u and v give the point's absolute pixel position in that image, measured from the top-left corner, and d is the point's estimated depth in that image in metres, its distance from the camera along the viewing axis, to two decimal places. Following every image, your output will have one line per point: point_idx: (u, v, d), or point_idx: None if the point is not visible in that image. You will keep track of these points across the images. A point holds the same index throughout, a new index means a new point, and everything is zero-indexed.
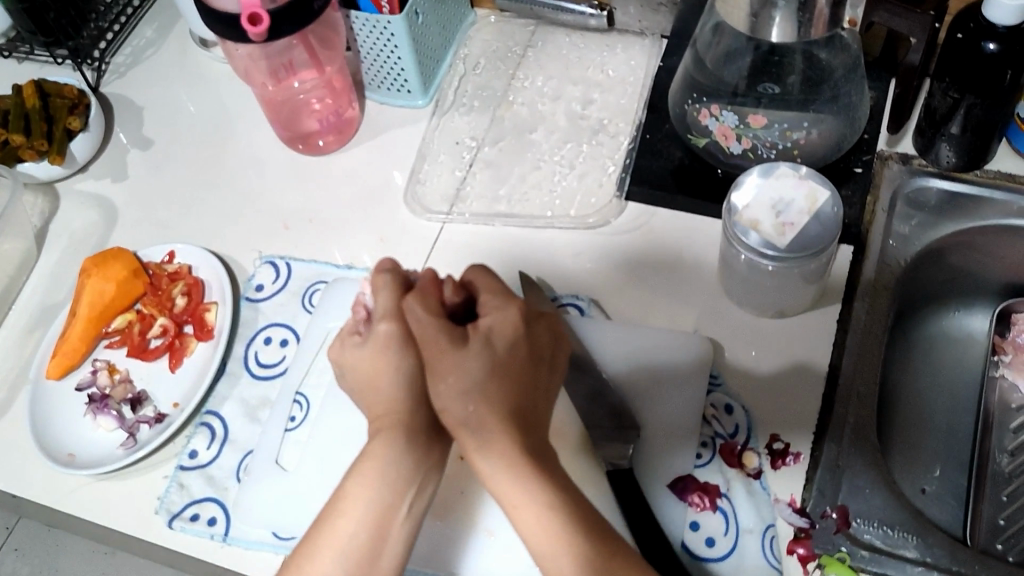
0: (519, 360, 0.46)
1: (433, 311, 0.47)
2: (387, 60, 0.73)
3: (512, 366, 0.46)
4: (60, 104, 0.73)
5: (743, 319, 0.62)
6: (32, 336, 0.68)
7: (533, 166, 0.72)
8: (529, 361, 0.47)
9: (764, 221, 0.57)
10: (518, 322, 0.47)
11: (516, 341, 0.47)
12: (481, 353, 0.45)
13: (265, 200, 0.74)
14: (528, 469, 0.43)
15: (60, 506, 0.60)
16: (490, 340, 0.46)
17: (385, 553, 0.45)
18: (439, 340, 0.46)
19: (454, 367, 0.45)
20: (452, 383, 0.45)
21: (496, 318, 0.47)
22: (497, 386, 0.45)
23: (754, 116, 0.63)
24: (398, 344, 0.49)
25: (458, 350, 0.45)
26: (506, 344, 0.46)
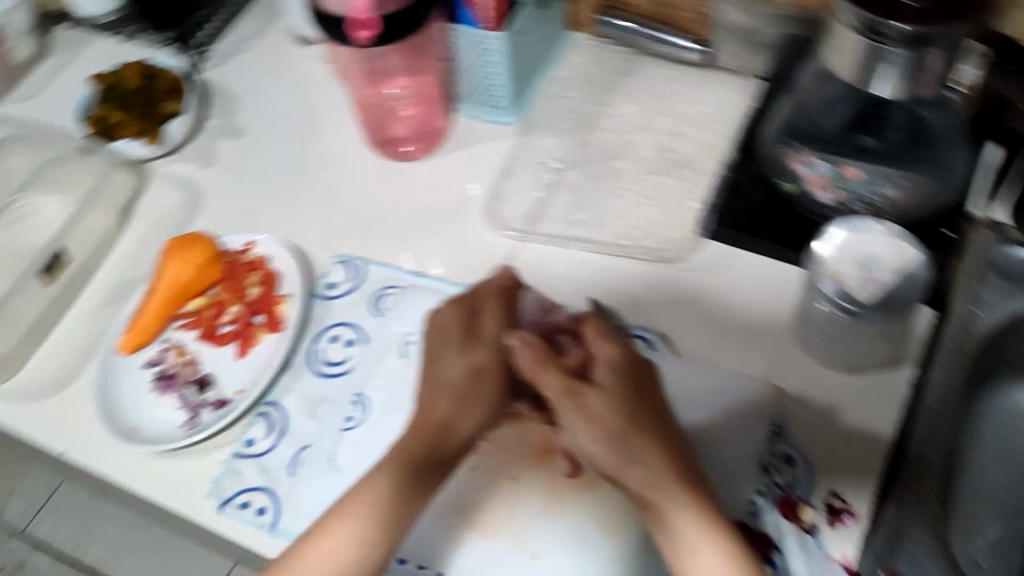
0: (630, 388, 0.51)
1: (543, 357, 0.51)
2: (482, 75, 0.74)
3: (627, 396, 0.50)
4: (160, 86, 0.76)
5: (815, 372, 0.61)
6: (108, 309, 0.69)
7: (615, 194, 0.72)
8: (637, 387, 0.51)
9: (849, 274, 0.57)
10: (619, 350, 0.52)
11: (621, 367, 0.51)
12: (599, 385, 0.50)
13: (346, 200, 0.74)
14: (667, 489, 0.48)
15: (117, 477, 0.61)
16: (601, 371, 0.51)
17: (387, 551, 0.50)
18: (580, 391, 0.50)
19: (580, 408, 0.50)
20: (578, 422, 0.50)
21: (599, 345, 0.52)
22: (620, 413, 0.49)
23: (846, 167, 0.63)
24: (484, 376, 0.54)
25: (586, 390, 0.50)
26: (614, 374, 0.51)
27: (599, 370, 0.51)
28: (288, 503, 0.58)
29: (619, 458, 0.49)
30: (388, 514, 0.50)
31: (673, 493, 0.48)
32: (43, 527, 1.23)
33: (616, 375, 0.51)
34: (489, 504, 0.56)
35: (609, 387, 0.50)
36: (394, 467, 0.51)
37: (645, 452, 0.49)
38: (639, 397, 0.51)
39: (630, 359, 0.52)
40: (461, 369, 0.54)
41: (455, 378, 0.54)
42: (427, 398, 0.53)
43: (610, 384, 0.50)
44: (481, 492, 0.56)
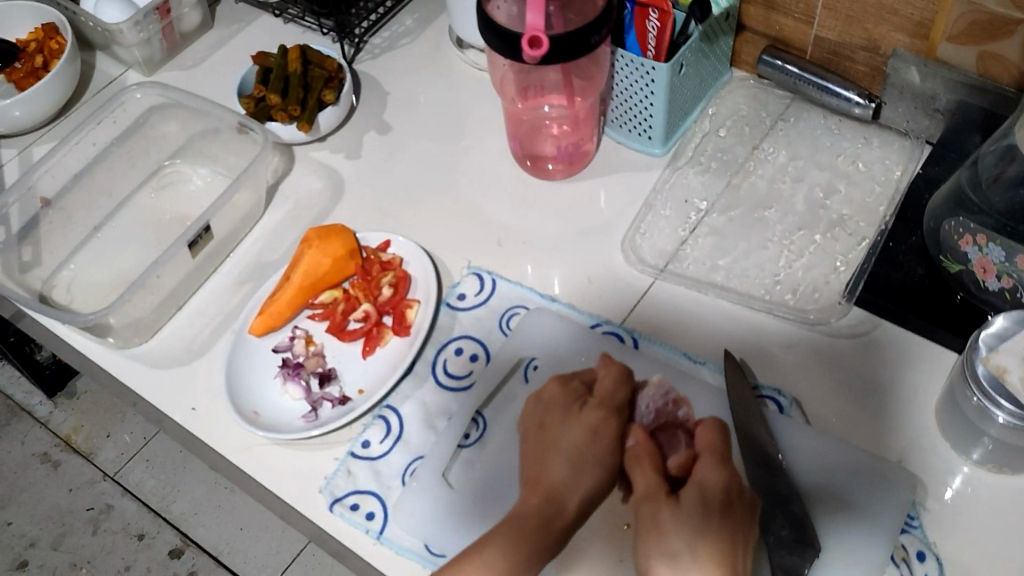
0: (712, 511, 0.51)
1: (647, 457, 0.54)
2: (638, 103, 0.73)
3: (705, 518, 0.50)
4: (318, 74, 0.76)
5: (956, 464, 0.58)
6: (242, 288, 0.70)
7: (760, 244, 0.70)
8: (733, 521, 0.51)
9: (1013, 370, 0.53)
10: (731, 479, 0.53)
11: (720, 494, 0.51)
12: (680, 504, 0.51)
13: (483, 212, 0.74)
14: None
15: (234, 459, 0.62)
16: (697, 492, 0.52)
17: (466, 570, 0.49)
18: (663, 505, 0.51)
19: (654, 510, 0.51)
20: (647, 522, 0.51)
21: (708, 470, 0.53)
22: (695, 535, 0.49)
23: (1023, 257, 0.58)
24: (594, 442, 0.55)
25: (666, 502, 0.51)
26: (701, 499, 0.51)
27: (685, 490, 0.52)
28: (397, 512, 0.58)
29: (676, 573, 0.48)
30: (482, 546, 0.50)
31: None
32: (132, 475, 1.27)
33: (705, 499, 0.51)
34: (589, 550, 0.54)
35: (693, 506, 0.51)
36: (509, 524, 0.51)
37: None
38: (720, 530, 0.50)
39: (732, 489, 0.52)
40: (602, 450, 0.54)
41: (574, 448, 0.54)
42: (545, 463, 0.54)
43: (696, 507, 0.51)
44: (602, 542, 0.54)
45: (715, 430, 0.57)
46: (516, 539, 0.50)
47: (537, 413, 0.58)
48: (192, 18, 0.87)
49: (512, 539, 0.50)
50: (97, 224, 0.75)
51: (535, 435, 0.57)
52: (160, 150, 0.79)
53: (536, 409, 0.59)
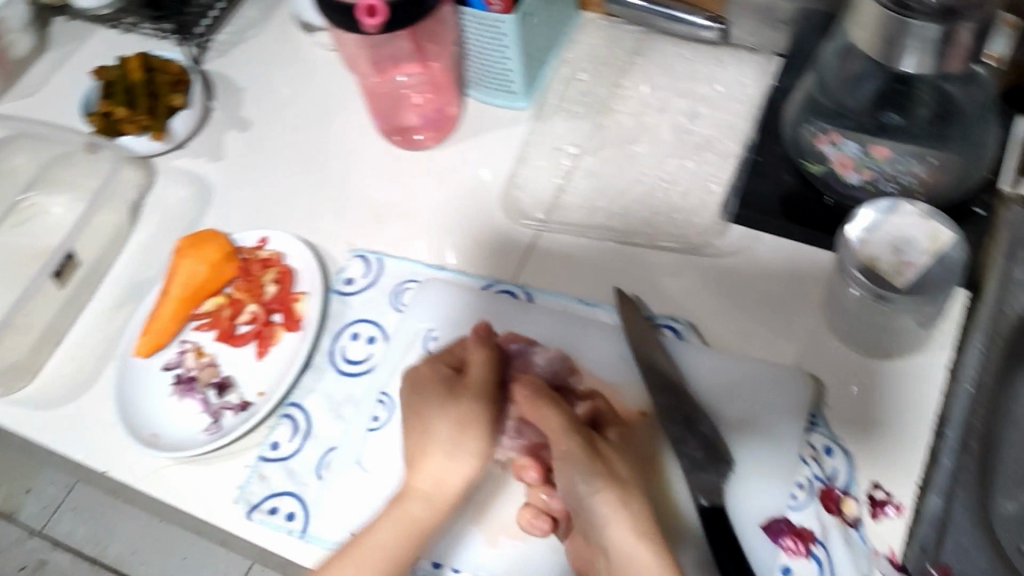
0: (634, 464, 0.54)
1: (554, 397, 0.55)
2: (494, 59, 0.72)
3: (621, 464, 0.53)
4: (163, 79, 0.74)
5: (849, 357, 0.60)
6: (122, 312, 0.68)
7: (636, 179, 0.70)
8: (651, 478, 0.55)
9: (883, 259, 0.56)
10: (638, 432, 0.56)
11: (637, 449, 0.56)
12: (609, 450, 0.53)
13: (359, 193, 0.73)
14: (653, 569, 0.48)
15: (141, 485, 0.60)
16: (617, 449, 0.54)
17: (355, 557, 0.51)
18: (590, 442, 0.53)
19: (582, 453, 0.51)
20: (575, 464, 0.51)
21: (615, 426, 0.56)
22: (630, 482, 0.51)
23: (877, 146, 0.61)
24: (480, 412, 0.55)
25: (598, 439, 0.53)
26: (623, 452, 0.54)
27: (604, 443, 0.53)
28: (316, 508, 0.57)
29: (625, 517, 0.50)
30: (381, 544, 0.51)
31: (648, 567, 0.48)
32: (61, 525, 1.25)
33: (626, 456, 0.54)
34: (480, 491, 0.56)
35: (616, 457, 0.53)
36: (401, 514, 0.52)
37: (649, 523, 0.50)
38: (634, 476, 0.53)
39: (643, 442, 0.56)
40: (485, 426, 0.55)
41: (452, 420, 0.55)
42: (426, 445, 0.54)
43: (621, 457, 0.53)
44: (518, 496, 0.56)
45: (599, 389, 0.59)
46: (401, 528, 0.52)
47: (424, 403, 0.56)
48: (23, 42, 0.82)
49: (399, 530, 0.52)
50: None
51: (417, 411, 0.56)
52: (11, 184, 0.75)
53: (420, 399, 0.57)
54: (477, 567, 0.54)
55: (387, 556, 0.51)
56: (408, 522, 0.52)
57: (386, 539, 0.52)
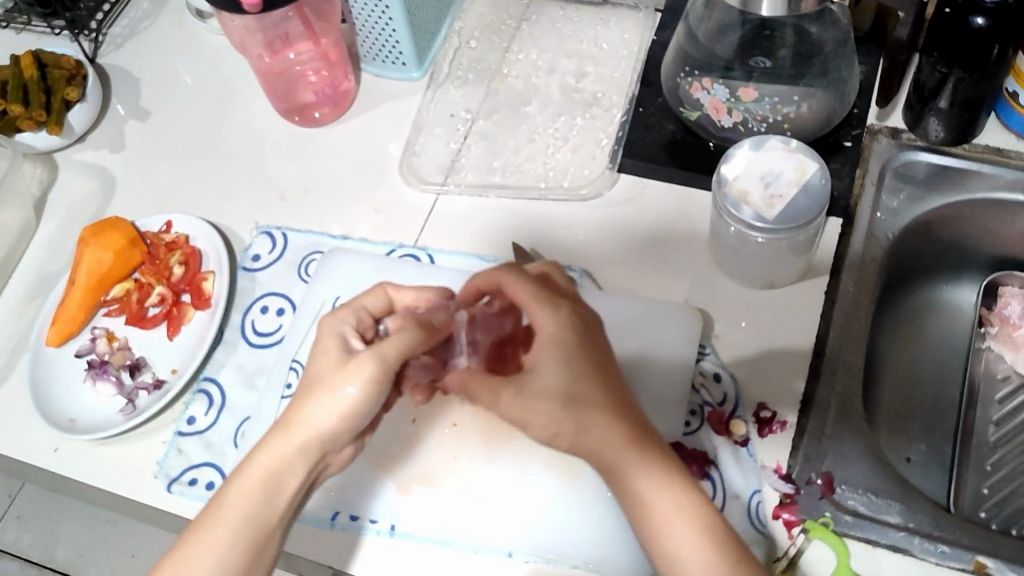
0: (596, 373, 0.45)
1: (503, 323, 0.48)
2: (382, 32, 0.74)
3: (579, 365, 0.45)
4: (57, 75, 0.74)
5: (733, 290, 0.64)
6: (32, 304, 0.69)
7: (528, 138, 0.73)
8: (620, 393, 0.46)
9: (753, 192, 0.60)
10: (577, 318, 0.47)
11: (588, 329, 0.47)
12: (575, 333, 0.46)
13: (261, 171, 0.74)
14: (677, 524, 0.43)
15: (61, 470, 0.61)
16: (555, 368, 0.45)
17: (226, 502, 0.47)
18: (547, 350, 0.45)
19: (546, 376, 0.45)
20: (543, 391, 0.45)
21: (548, 307, 0.47)
22: (594, 387, 0.45)
23: (744, 89, 0.65)
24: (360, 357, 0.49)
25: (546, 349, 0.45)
26: (584, 367, 0.45)
27: (558, 343, 0.46)
28: None
29: (630, 457, 0.43)
30: (259, 488, 0.47)
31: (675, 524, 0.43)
32: (7, 534, 1.25)
33: (582, 358, 0.45)
34: (378, 441, 0.60)
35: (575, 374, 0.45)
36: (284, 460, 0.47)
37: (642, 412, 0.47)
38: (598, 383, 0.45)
39: (587, 320, 0.47)
40: (372, 371, 0.48)
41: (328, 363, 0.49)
42: (303, 405, 0.48)
43: (581, 354, 0.45)
44: (435, 450, 0.59)
45: (516, 269, 0.49)
46: (273, 472, 0.47)
47: (328, 338, 0.50)
48: None
49: (274, 470, 0.47)
50: None
51: (325, 346, 0.50)
52: None
53: (319, 335, 0.50)
54: (394, 518, 0.57)
55: (256, 510, 0.47)
56: (288, 474, 0.48)
57: (247, 498, 0.46)
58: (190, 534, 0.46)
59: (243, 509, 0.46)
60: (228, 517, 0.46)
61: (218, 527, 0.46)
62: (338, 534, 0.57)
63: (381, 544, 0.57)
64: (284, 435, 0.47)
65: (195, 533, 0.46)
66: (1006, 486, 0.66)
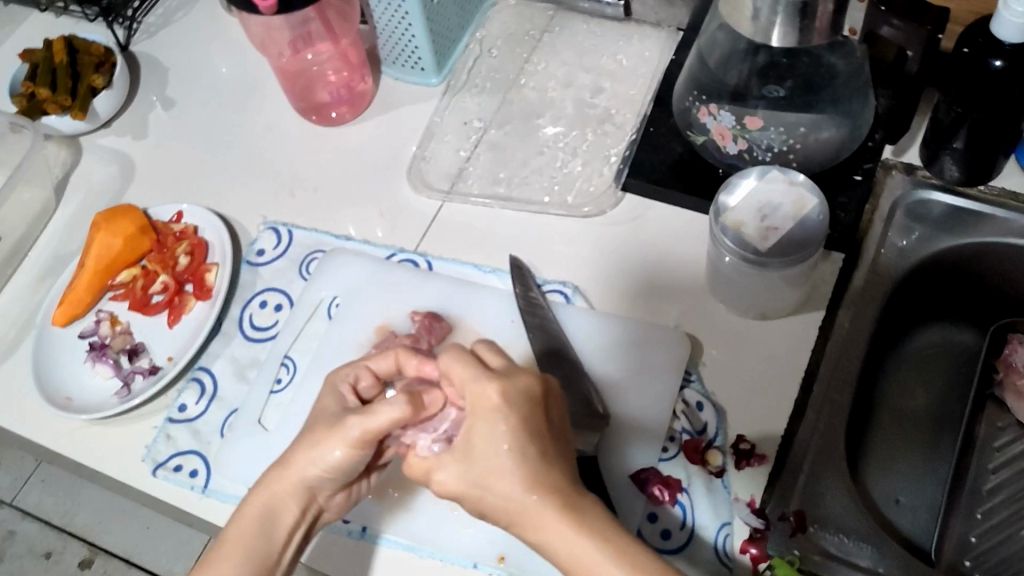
0: (523, 442, 0.44)
1: (475, 404, 0.45)
2: (402, 37, 0.74)
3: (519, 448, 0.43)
4: (86, 61, 0.76)
5: (724, 318, 0.64)
6: (44, 283, 0.71)
7: (537, 151, 0.73)
8: (549, 459, 0.44)
9: (748, 223, 0.60)
10: (510, 390, 0.45)
11: (525, 400, 0.45)
12: (502, 408, 0.44)
13: (274, 166, 0.75)
14: None
15: (55, 447, 0.63)
16: (495, 445, 0.44)
17: (225, 548, 0.49)
18: (496, 437, 0.44)
19: (500, 467, 0.43)
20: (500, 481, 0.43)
21: (478, 384, 0.46)
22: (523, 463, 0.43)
23: (751, 117, 0.64)
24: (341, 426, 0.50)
25: (485, 425, 0.44)
26: (513, 439, 0.44)
27: (492, 418, 0.44)
28: (217, 464, 0.61)
29: (558, 524, 0.41)
30: (260, 527, 0.49)
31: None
32: (31, 496, 1.30)
33: (516, 431, 0.44)
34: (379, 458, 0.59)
35: (510, 447, 0.43)
36: (276, 501, 0.50)
37: (575, 476, 0.45)
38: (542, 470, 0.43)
39: (522, 390, 0.45)
40: (355, 435, 0.48)
41: (312, 424, 0.51)
42: (294, 449, 0.50)
43: (512, 427, 0.44)
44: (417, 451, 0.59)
45: (460, 352, 0.48)
46: (267, 510, 0.50)
47: (327, 401, 0.52)
48: None
49: (265, 512, 0.50)
50: None
51: (325, 404, 0.52)
52: None
53: (322, 395, 0.53)
54: (365, 520, 0.57)
55: (252, 547, 0.49)
56: (280, 511, 0.50)
57: (244, 532, 0.49)
58: None
59: (241, 550, 0.48)
60: (224, 555, 0.48)
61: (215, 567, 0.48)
62: (326, 536, 0.58)
63: (350, 543, 0.57)
64: (275, 476, 0.50)
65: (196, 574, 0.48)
66: (995, 536, 0.64)
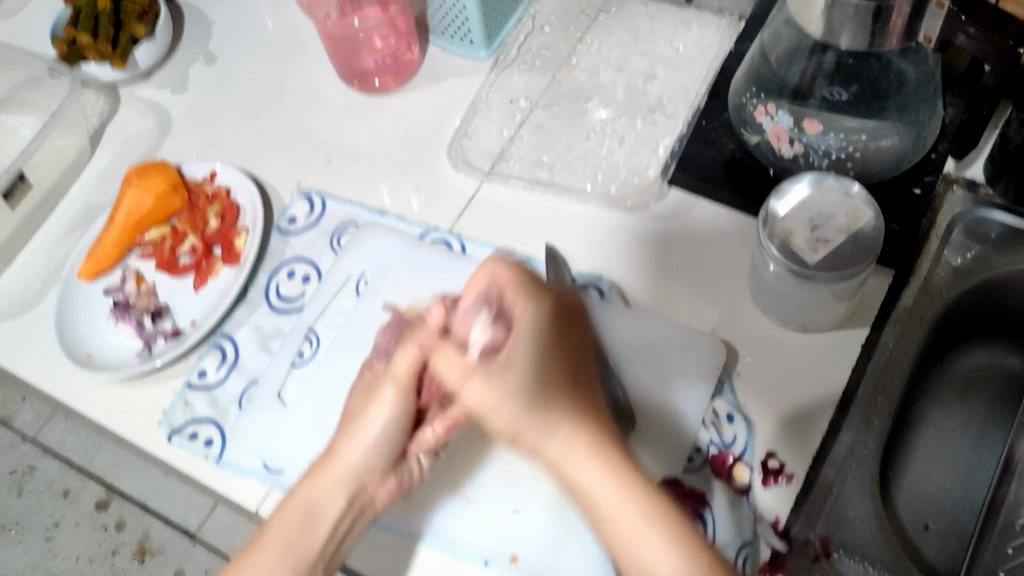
0: (561, 371, 0.46)
1: (517, 325, 0.48)
2: (453, 8, 0.72)
3: (550, 365, 0.46)
4: (130, 10, 0.74)
5: (763, 327, 0.61)
6: (72, 235, 0.70)
7: (583, 137, 0.71)
8: (587, 395, 0.47)
9: (799, 234, 0.57)
10: (545, 315, 0.49)
11: (558, 327, 0.49)
12: (539, 328, 0.48)
13: (312, 131, 0.73)
14: (644, 522, 0.41)
15: (73, 404, 0.63)
16: (526, 360, 0.46)
17: (274, 534, 0.49)
18: (533, 357, 0.46)
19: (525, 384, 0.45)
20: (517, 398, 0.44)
21: (522, 309, 0.49)
22: (554, 387, 0.45)
23: (810, 120, 0.61)
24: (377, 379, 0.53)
25: (524, 340, 0.47)
26: (550, 356, 0.47)
27: (531, 334, 0.47)
28: (233, 435, 0.60)
29: (585, 460, 0.43)
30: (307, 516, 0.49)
31: (636, 530, 0.41)
32: (53, 434, 1.31)
33: (544, 354, 0.47)
34: None
35: (537, 369, 0.46)
36: (318, 487, 0.49)
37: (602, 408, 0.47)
38: (566, 397, 0.45)
39: (562, 322, 0.50)
40: (390, 393, 0.51)
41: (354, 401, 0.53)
42: (343, 429, 0.52)
43: (540, 349, 0.47)
44: None
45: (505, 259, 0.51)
46: (314, 495, 0.49)
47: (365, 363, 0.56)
48: None
49: (312, 496, 0.49)
50: None
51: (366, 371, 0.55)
52: None
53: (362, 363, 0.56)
54: None
55: (294, 538, 0.49)
56: (325, 503, 0.49)
57: (286, 526, 0.49)
58: (238, 566, 0.48)
59: (291, 533, 0.49)
60: (269, 548, 0.48)
61: (257, 555, 0.48)
62: None
63: None
64: (321, 466, 0.50)
65: (241, 562, 0.49)
66: None
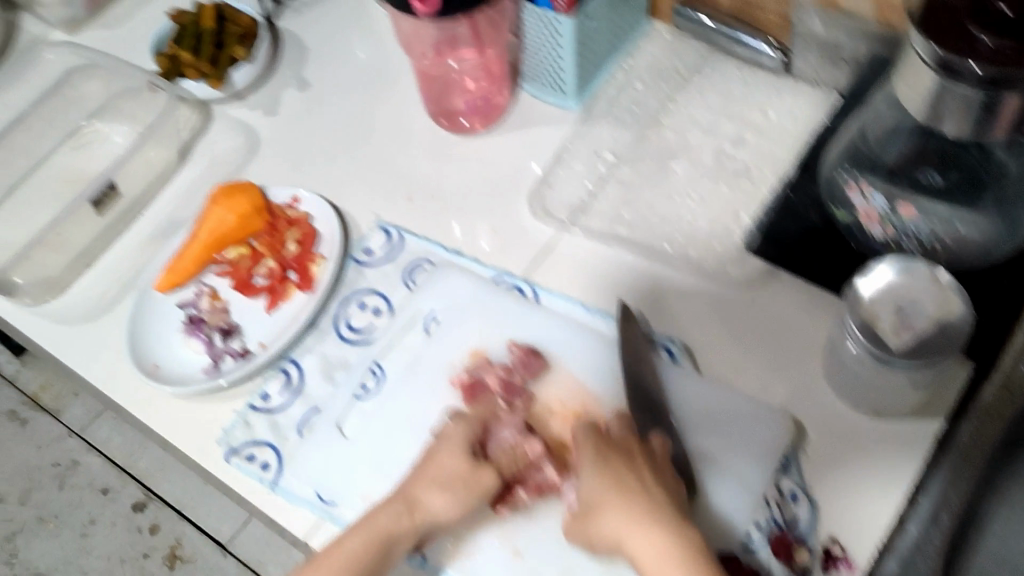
0: (661, 498, 0.50)
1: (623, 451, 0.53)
2: (549, 57, 0.72)
3: (660, 496, 0.50)
4: (232, 31, 0.76)
5: (835, 408, 0.60)
6: (152, 244, 0.71)
7: (667, 197, 0.70)
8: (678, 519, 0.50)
9: (884, 319, 0.55)
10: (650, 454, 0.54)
11: (659, 465, 0.53)
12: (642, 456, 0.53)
13: (397, 166, 0.74)
14: None
15: (137, 412, 0.63)
16: (637, 480, 0.51)
17: (343, 550, 0.51)
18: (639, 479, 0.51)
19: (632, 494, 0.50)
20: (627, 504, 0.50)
21: (629, 440, 0.54)
22: (652, 505, 0.50)
23: (904, 204, 0.60)
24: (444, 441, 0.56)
25: (629, 461, 0.52)
26: (657, 485, 0.51)
27: (643, 465, 0.52)
28: (291, 462, 0.60)
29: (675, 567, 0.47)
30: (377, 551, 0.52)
31: None
32: (99, 431, 1.32)
33: (649, 484, 0.51)
34: None
35: (645, 486, 0.51)
36: (381, 531, 0.52)
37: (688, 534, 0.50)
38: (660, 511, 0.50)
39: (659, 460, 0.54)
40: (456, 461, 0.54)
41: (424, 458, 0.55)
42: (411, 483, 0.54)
43: (647, 478, 0.51)
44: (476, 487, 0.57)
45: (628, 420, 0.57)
46: (371, 539, 0.51)
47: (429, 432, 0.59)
48: None
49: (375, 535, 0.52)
50: (14, 183, 0.74)
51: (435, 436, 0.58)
52: (79, 111, 0.78)
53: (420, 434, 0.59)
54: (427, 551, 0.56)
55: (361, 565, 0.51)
56: (393, 542, 0.52)
57: (361, 549, 0.51)
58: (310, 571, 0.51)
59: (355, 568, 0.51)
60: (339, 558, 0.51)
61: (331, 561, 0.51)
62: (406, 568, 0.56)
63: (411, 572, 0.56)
64: (396, 508, 0.53)
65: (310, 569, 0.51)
66: None
